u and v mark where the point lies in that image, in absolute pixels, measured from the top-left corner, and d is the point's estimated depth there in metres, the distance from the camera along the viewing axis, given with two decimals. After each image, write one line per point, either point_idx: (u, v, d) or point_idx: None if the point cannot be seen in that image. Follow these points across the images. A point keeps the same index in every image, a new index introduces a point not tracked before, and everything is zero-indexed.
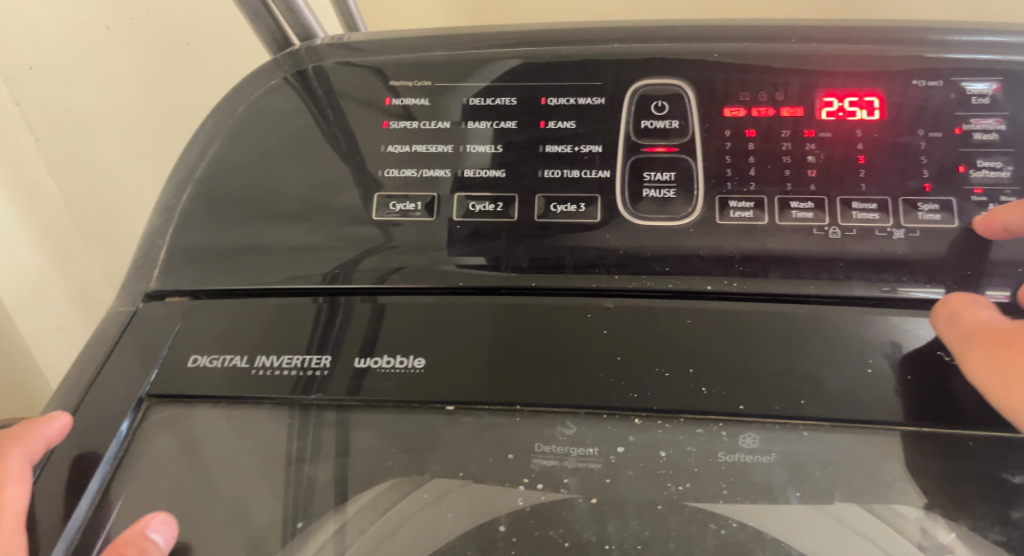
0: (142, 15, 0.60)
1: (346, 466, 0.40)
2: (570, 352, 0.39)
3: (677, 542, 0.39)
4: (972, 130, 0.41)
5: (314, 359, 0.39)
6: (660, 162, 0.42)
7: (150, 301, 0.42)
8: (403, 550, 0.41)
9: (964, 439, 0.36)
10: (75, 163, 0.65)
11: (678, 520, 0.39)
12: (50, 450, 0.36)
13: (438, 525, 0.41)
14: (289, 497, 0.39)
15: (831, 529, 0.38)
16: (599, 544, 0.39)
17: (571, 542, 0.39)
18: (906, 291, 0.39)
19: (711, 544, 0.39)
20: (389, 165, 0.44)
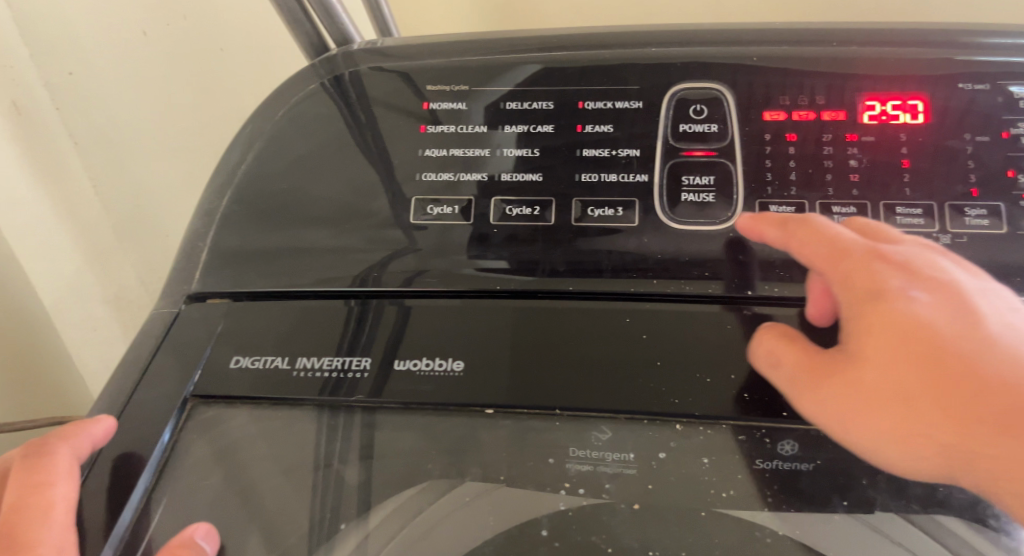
0: (178, 20, 0.62)
1: (371, 470, 0.39)
2: (610, 357, 0.38)
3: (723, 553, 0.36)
4: (1020, 134, 0.40)
5: (352, 361, 0.39)
6: (699, 166, 0.42)
7: (191, 303, 0.43)
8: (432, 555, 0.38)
9: None
10: (113, 165, 0.66)
11: (724, 534, 0.36)
12: (97, 449, 0.37)
13: (475, 532, 0.38)
14: (318, 501, 0.39)
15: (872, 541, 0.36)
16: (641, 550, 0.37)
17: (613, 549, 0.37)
18: None
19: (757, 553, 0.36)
20: (426, 170, 0.44)
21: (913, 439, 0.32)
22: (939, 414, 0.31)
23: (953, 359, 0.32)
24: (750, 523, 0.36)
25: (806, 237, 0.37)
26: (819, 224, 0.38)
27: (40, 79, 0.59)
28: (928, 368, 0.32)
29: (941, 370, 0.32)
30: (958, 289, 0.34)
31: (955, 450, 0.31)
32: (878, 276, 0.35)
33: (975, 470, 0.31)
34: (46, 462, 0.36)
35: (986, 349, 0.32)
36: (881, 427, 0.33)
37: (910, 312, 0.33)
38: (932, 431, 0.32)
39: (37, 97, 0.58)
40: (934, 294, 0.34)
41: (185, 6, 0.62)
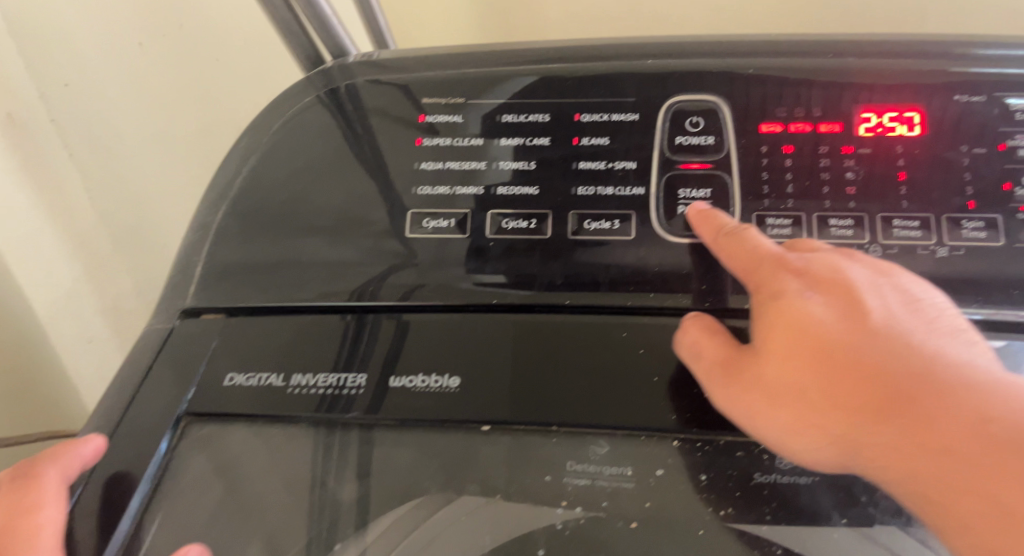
0: (174, 30, 0.62)
1: (369, 486, 0.39)
2: (607, 373, 0.38)
3: None
4: (1017, 146, 0.40)
5: (348, 378, 0.39)
6: (695, 179, 0.42)
7: (185, 318, 0.42)
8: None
9: None
10: (106, 173, 0.66)
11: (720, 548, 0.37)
12: (86, 470, 0.37)
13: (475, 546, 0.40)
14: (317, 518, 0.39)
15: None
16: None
17: None
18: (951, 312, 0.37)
19: None
20: (422, 183, 0.44)
21: (811, 431, 0.34)
22: (835, 408, 0.33)
23: (841, 355, 0.34)
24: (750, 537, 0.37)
25: (735, 241, 0.39)
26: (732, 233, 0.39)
27: (35, 88, 0.58)
28: (820, 364, 0.34)
29: (833, 366, 0.34)
30: (850, 286, 0.36)
31: (847, 440, 0.33)
32: (782, 277, 0.37)
33: (863, 458, 0.32)
34: (35, 483, 0.35)
35: (872, 344, 0.34)
36: (781, 422, 0.34)
37: (806, 312, 0.35)
38: (827, 423, 0.33)
39: (32, 106, 0.58)
40: (843, 295, 0.36)
41: (183, 17, 0.61)
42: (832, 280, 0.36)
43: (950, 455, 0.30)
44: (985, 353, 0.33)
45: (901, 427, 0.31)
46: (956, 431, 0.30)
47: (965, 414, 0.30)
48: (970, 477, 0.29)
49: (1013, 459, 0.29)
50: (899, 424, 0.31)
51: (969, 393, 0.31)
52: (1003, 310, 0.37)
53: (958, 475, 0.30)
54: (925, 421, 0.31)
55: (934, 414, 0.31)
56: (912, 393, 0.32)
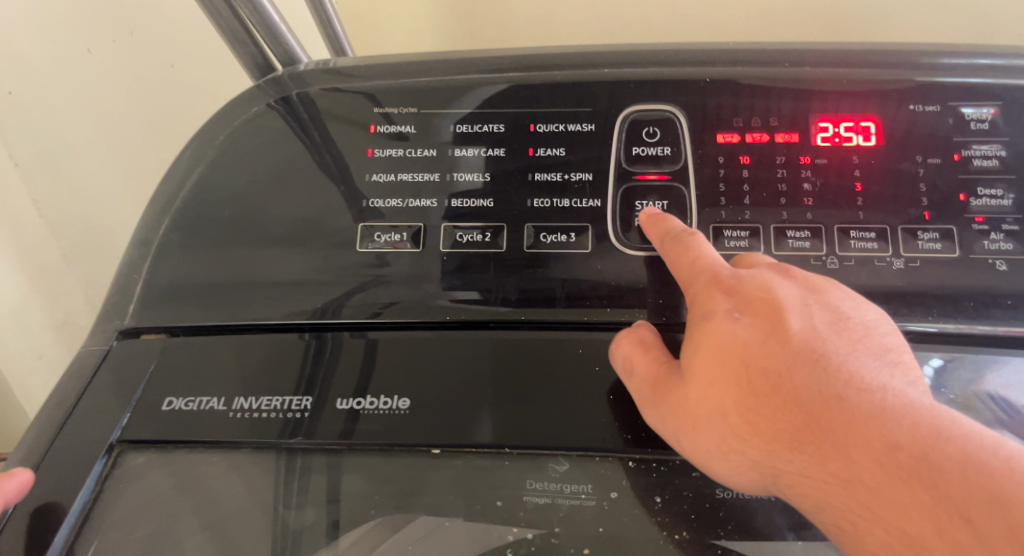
0: (124, 36, 0.58)
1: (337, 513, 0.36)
2: (560, 392, 0.37)
3: None
4: (972, 156, 0.39)
5: (294, 401, 0.38)
6: (652, 190, 0.41)
7: (124, 339, 0.40)
8: None
9: None
10: (61, 187, 0.62)
11: None
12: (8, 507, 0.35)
13: None
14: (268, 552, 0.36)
15: None
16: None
17: None
18: (908, 326, 0.37)
19: None
20: (375, 195, 0.42)
21: (732, 456, 0.33)
22: (756, 434, 0.32)
23: (763, 379, 0.33)
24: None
25: (680, 246, 0.37)
26: (667, 249, 0.38)
27: None
28: (742, 389, 0.33)
29: (754, 391, 0.33)
30: (777, 305, 0.35)
31: (767, 466, 0.32)
32: (713, 296, 0.35)
33: (781, 485, 0.32)
34: None
35: (795, 367, 0.33)
36: (703, 446, 0.33)
37: (731, 333, 0.34)
38: (747, 449, 0.32)
39: None
40: (772, 314, 0.34)
41: (133, 21, 0.58)
42: (760, 299, 0.35)
43: (862, 486, 0.29)
44: (911, 375, 0.32)
45: (818, 455, 0.30)
46: (869, 462, 0.29)
47: (879, 443, 0.29)
48: (880, 510, 0.29)
49: (923, 493, 0.28)
50: (815, 453, 0.30)
51: (886, 421, 0.30)
52: (958, 322, 0.37)
53: (869, 507, 0.29)
54: (840, 450, 0.30)
55: (849, 443, 0.30)
56: (829, 420, 0.31)
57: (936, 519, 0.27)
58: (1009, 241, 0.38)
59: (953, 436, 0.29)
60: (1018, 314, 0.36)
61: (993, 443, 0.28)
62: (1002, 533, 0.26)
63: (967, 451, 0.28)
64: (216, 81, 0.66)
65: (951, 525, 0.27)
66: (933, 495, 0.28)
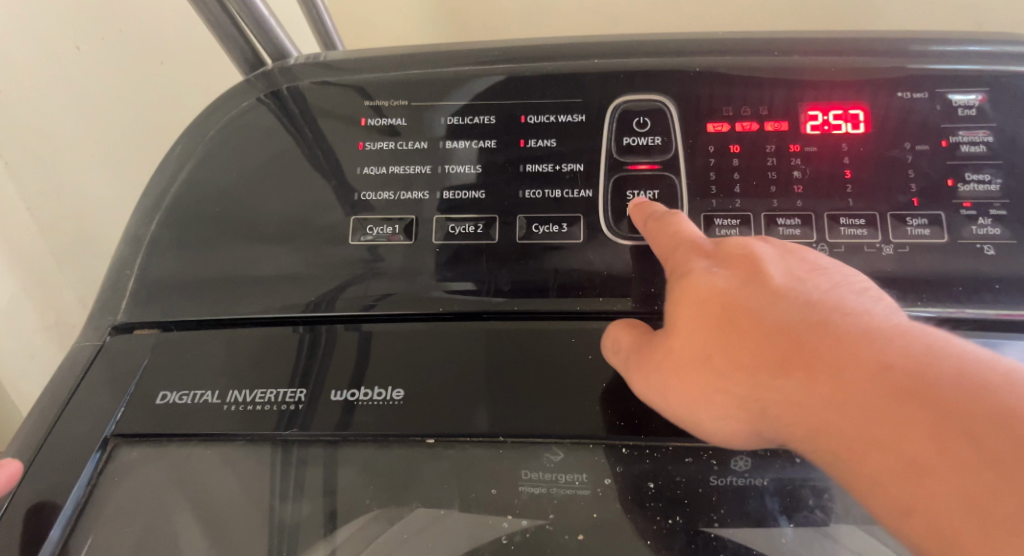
0: (115, 35, 0.58)
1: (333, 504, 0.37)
2: (554, 380, 0.37)
3: None
4: (959, 142, 0.39)
5: (288, 393, 0.38)
6: (644, 180, 0.41)
7: (117, 334, 0.40)
8: None
9: None
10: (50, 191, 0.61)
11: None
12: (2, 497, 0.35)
13: None
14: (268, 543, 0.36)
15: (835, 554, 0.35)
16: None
17: None
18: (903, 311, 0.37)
19: None
20: (367, 188, 0.42)
21: (722, 401, 0.33)
22: (741, 372, 0.32)
23: (746, 322, 0.33)
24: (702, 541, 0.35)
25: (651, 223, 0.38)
26: (648, 221, 0.39)
27: None
28: (725, 333, 0.33)
29: (737, 335, 0.33)
30: (754, 258, 0.35)
31: (760, 407, 0.32)
32: (691, 256, 0.36)
33: (775, 422, 0.31)
34: None
35: (775, 308, 0.33)
36: (692, 394, 0.33)
37: (709, 284, 0.34)
38: (739, 390, 0.32)
39: None
40: (746, 265, 0.35)
41: (122, 20, 0.58)
42: (737, 253, 0.35)
43: (856, 411, 0.29)
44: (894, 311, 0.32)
45: (805, 386, 0.30)
46: (857, 385, 0.29)
47: (869, 367, 0.29)
48: (876, 428, 0.28)
49: (922, 411, 0.27)
50: (802, 383, 0.30)
51: (875, 346, 0.29)
52: (947, 307, 0.37)
53: (865, 429, 0.28)
54: (824, 378, 0.30)
55: (840, 370, 0.29)
56: (811, 352, 0.31)
57: (939, 435, 0.27)
58: (997, 226, 0.38)
59: (937, 354, 0.28)
60: (1005, 298, 0.37)
61: (981, 356, 0.28)
62: (1009, 445, 0.25)
63: (959, 367, 0.28)
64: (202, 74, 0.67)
65: (949, 432, 0.26)
66: (926, 408, 0.27)
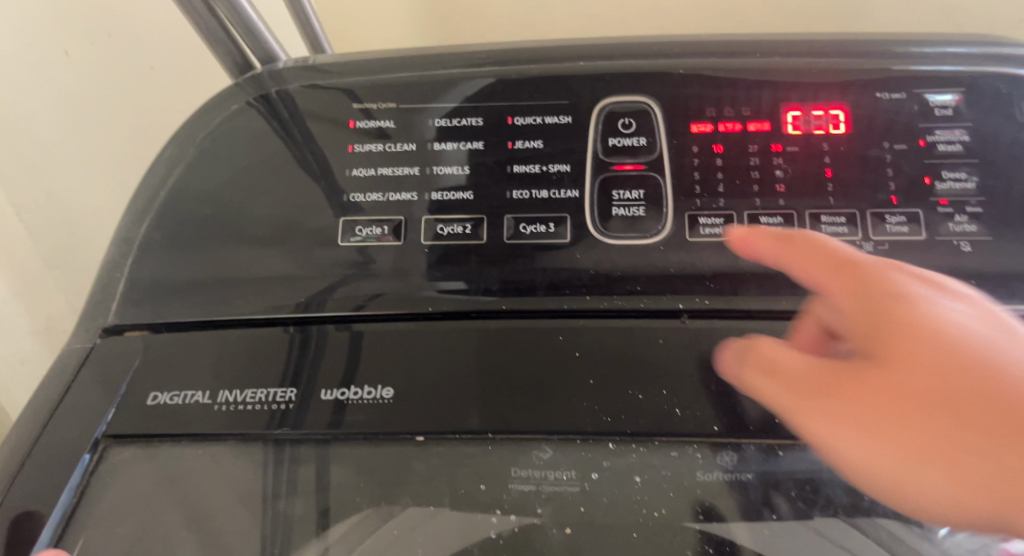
0: (103, 40, 0.58)
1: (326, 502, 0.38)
2: (542, 377, 0.38)
3: None
4: (936, 141, 0.40)
5: (278, 392, 0.38)
6: (629, 180, 0.42)
7: (108, 336, 0.41)
8: None
9: None
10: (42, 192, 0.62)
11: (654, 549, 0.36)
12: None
13: None
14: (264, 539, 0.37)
15: (820, 547, 0.36)
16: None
17: None
18: None
19: None
20: (355, 190, 0.43)
21: (908, 437, 0.27)
22: (940, 406, 0.27)
23: (948, 355, 0.28)
24: (686, 537, 0.36)
25: (757, 235, 0.34)
26: (797, 238, 0.33)
27: None
28: (914, 360, 0.28)
29: (875, 346, 0.29)
30: (955, 293, 0.31)
31: (884, 426, 0.28)
32: (891, 278, 0.31)
33: (899, 451, 0.28)
34: None
35: (972, 340, 0.28)
36: (875, 431, 0.28)
37: (913, 309, 0.30)
38: (936, 431, 0.27)
39: None
40: (958, 300, 0.31)
41: (110, 26, 0.58)
42: (941, 284, 0.31)
43: None
44: None
45: (960, 420, 0.26)
46: None
47: None
48: None
49: None
50: (956, 417, 0.27)
51: None
52: None
53: None
54: (988, 418, 0.26)
55: None
56: (1008, 388, 0.26)
57: None
58: (973, 223, 0.39)
59: None
60: (982, 293, 0.37)
61: None
62: None
63: None
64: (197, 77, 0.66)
65: None
66: None
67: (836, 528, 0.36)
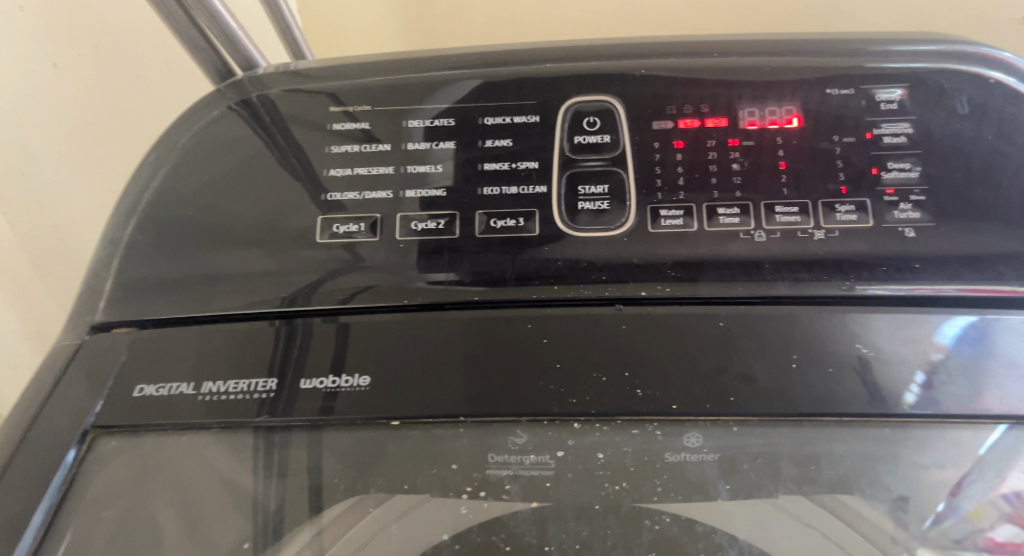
0: (89, 50, 0.61)
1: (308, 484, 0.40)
2: (512, 363, 0.39)
3: (614, 540, 0.40)
4: (882, 134, 0.43)
5: (259, 383, 0.40)
6: (594, 176, 0.44)
7: (95, 333, 0.42)
8: None
9: (880, 427, 0.38)
10: (40, 203, 0.60)
11: (615, 520, 0.39)
12: None
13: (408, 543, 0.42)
14: (255, 521, 0.40)
15: (777, 516, 0.40)
16: (539, 546, 0.40)
17: (513, 546, 0.40)
18: (866, 289, 0.39)
19: (646, 540, 0.40)
20: (333, 189, 0.45)
21: None
22: None
23: None
24: (643, 509, 0.39)
25: None
26: None
27: None
28: None
29: None
30: None
31: None
32: None
33: None
34: None
35: None
36: None
37: None
38: None
39: None
40: None
41: (97, 37, 0.62)
42: None
43: None
44: None
45: None
46: None
47: None
48: None
49: None
50: None
51: None
52: (870, 286, 0.39)
53: None
54: None
55: None
56: None
57: None
58: (917, 211, 0.41)
59: None
60: (925, 276, 0.39)
61: None
62: None
63: None
64: (171, 84, 0.70)
65: None
66: None
67: (799, 506, 0.40)
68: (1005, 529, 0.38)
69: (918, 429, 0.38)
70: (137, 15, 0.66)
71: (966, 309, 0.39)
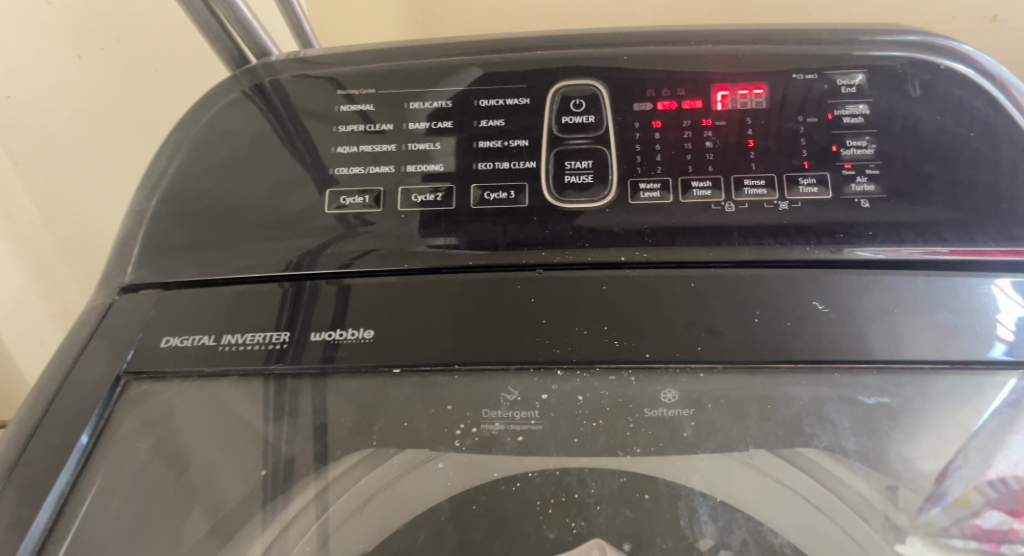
0: (110, 44, 0.64)
1: (318, 429, 0.45)
2: (503, 319, 0.44)
3: (590, 469, 0.44)
4: (842, 115, 0.46)
5: (274, 335, 0.44)
6: (580, 152, 0.48)
7: (124, 294, 0.46)
8: (379, 505, 0.47)
9: (831, 372, 0.42)
10: (62, 189, 0.65)
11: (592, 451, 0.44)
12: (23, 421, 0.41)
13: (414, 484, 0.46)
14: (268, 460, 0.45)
15: (747, 474, 0.44)
16: (523, 474, 0.45)
17: (500, 473, 0.45)
18: (855, 252, 0.43)
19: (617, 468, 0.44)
20: (340, 165, 0.48)
21: None
22: None
23: None
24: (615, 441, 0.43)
25: None
26: None
27: None
28: None
29: None
30: None
31: None
32: None
33: None
34: None
35: None
36: None
37: None
38: None
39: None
40: None
41: (118, 32, 0.65)
42: None
43: None
44: None
45: None
46: None
47: None
48: None
49: None
50: None
51: None
52: (828, 251, 0.43)
53: None
54: None
55: None
56: None
57: None
58: (872, 183, 0.45)
59: None
60: (877, 241, 0.43)
61: None
62: None
63: None
64: (195, 75, 0.72)
65: None
66: None
67: (760, 457, 0.44)
68: (992, 516, 0.41)
69: (867, 376, 0.42)
70: (161, 12, 0.68)
71: (912, 271, 0.43)
